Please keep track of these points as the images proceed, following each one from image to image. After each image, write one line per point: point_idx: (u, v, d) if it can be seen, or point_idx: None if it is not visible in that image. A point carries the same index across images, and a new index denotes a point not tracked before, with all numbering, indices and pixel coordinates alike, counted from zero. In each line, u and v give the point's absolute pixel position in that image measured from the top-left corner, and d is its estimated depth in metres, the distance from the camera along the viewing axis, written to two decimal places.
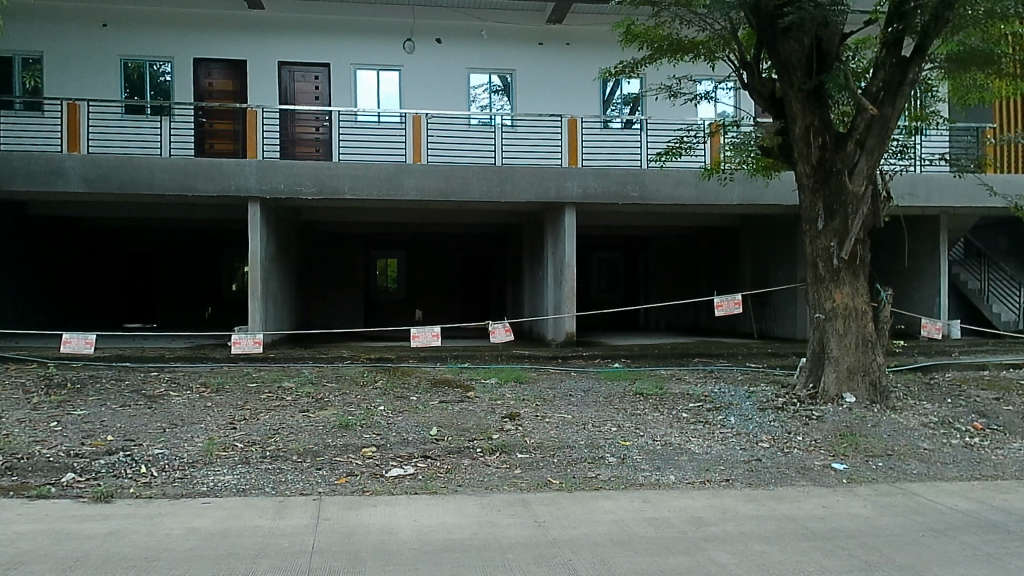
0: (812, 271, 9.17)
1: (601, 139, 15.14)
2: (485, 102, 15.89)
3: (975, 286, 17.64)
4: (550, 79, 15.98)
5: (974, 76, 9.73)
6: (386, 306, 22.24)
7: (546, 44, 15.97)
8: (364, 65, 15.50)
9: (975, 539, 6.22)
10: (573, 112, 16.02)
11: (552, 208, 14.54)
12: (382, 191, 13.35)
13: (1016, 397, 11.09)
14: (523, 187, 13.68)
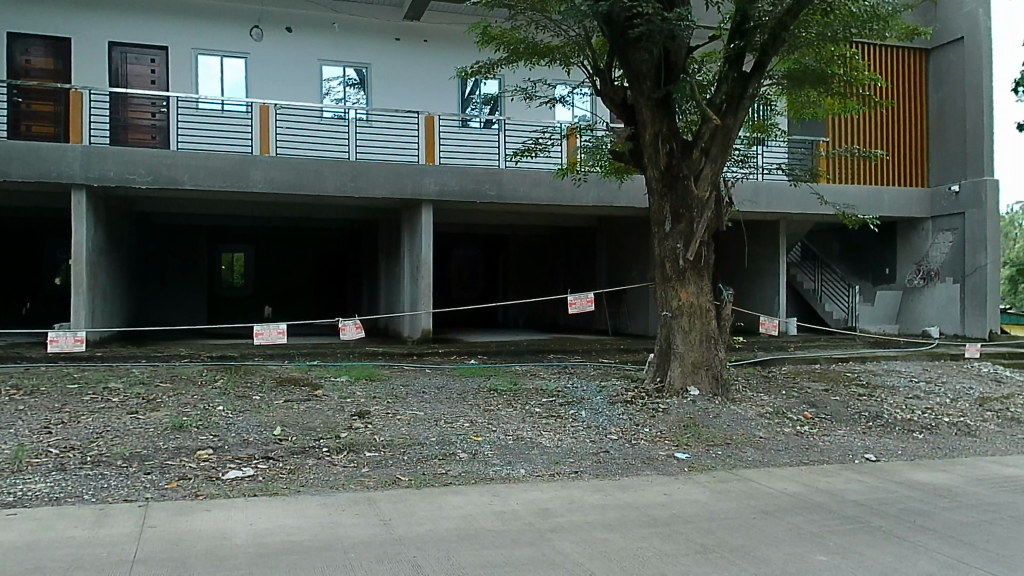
0: (660, 271, 9.62)
1: (461, 137, 15.16)
2: (339, 95, 15.61)
3: (811, 286, 19.02)
4: (406, 76, 15.88)
5: (808, 93, 10.53)
6: (232, 302, 21.27)
7: (402, 40, 15.87)
8: (207, 50, 14.82)
9: (801, 520, 6.79)
10: (429, 110, 16.00)
11: (409, 205, 14.49)
12: (226, 182, 12.84)
13: (843, 389, 12.16)
14: (378, 182, 13.56)
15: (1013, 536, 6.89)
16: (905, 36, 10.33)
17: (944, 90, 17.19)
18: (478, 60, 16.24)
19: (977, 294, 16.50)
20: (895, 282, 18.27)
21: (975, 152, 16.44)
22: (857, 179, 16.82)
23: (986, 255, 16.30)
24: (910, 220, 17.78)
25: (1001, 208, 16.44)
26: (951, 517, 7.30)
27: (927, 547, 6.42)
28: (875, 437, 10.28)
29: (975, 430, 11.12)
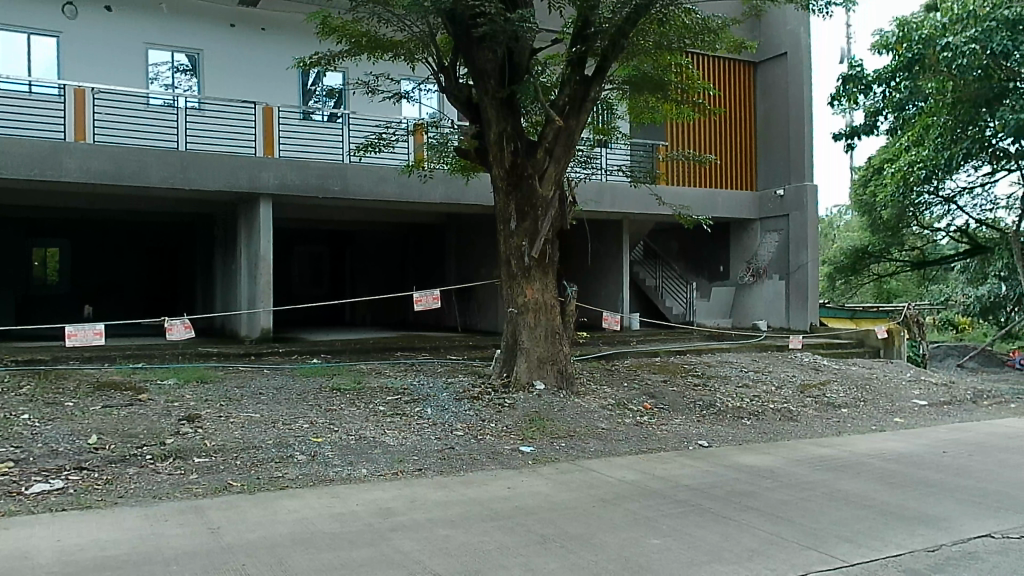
0: (506, 269, 9.77)
1: (304, 130, 14.72)
2: (168, 81, 14.75)
3: (652, 283, 20.06)
4: (242, 64, 15.24)
5: (646, 99, 11.03)
6: (47, 300, 19.69)
7: (238, 27, 15.23)
8: (11, 26, 13.55)
9: (637, 506, 7.14)
10: (267, 101, 15.44)
11: (245, 199, 13.97)
12: (35, 170, 11.87)
13: (679, 380, 12.89)
14: (211, 174, 13.00)
15: (824, 511, 7.57)
16: (733, 49, 11.05)
17: (770, 100, 18.55)
18: (318, 51, 15.88)
19: (799, 290, 17.90)
20: (729, 279, 19.53)
21: (797, 158, 17.83)
22: (694, 182, 17.84)
23: (807, 255, 17.69)
24: (741, 221, 19.07)
25: (820, 211, 17.87)
26: (772, 496, 7.92)
27: (750, 525, 6.93)
28: (708, 424, 10.97)
29: (796, 415, 12.12)
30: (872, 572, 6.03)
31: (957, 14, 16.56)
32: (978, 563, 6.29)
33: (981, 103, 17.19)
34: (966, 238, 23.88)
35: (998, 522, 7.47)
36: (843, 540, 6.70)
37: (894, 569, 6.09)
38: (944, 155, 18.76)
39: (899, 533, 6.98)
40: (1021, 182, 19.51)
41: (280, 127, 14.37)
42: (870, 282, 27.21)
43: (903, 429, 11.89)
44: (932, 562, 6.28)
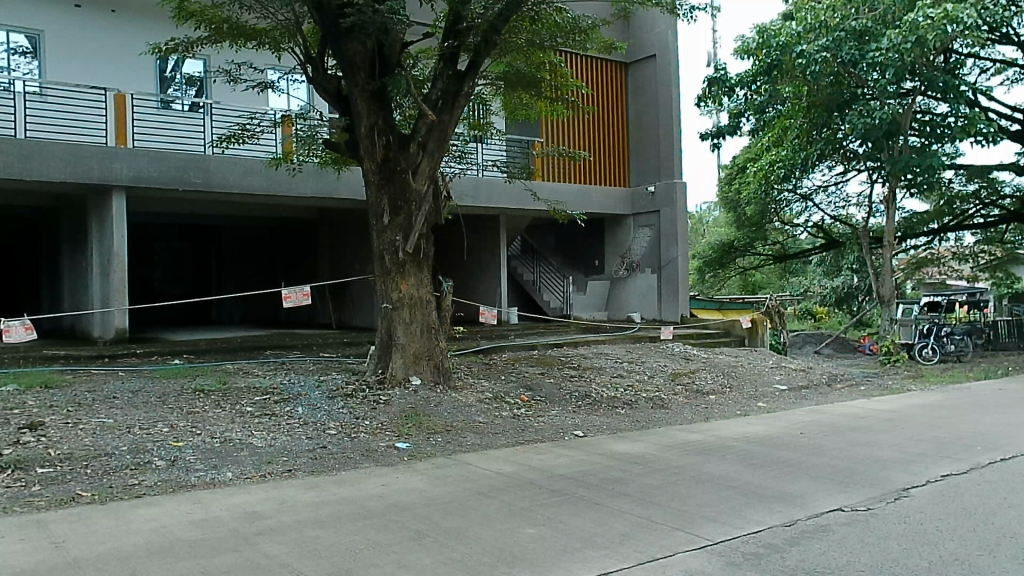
0: (380, 264, 9.68)
1: (163, 119, 14.05)
2: (4, 63, 13.52)
3: (531, 278, 20.48)
4: (90, 47, 14.29)
5: (520, 96, 11.19)
6: None
7: (85, 7, 14.27)
8: None
9: (511, 497, 7.24)
10: (119, 87, 14.52)
11: (96, 192, 13.15)
12: None
13: (556, 372, 13.17)
14: (57, 165, 12.17)
15: (691, 493, 7.93)
16: (604, 50, 11.38)
17: (640, 100, 19.20)
18: (174, 36, 15.15)
19: (671, 283, 18.65)
20: (604, 273, 20.12)
21: (667, 156, 18.56)
22: (569, 178, 18.26)
23: (677, 249, 18.45)
24: (615, 216, 19.67)
25: (689, 207, 18.67)
26: (642, 481, 8.23)
27: (621, 510, 7.17)
28: (583, 414, 11.27)
29: (667, 402, 12.65)
30: (733, 548, 6.37)
31: (810, 23, 17.75)
32: (829, 535, 6.77)
33: (833, 108, 18.47)
34: (822, 234, 25.50)
35: (846, 495, 8.07)
36: (708, 520, 7.06)
37: (754, 545, 6.46)
38: (802, 155, 20.12)
39: (759, 511, 7.41)
40: (868, 181, 21.15)
41: (134, 116, 13.65)
42: (737, 275, 28.68)
43: (765, 412, 12.64)
44: (788, 536, 6.71)
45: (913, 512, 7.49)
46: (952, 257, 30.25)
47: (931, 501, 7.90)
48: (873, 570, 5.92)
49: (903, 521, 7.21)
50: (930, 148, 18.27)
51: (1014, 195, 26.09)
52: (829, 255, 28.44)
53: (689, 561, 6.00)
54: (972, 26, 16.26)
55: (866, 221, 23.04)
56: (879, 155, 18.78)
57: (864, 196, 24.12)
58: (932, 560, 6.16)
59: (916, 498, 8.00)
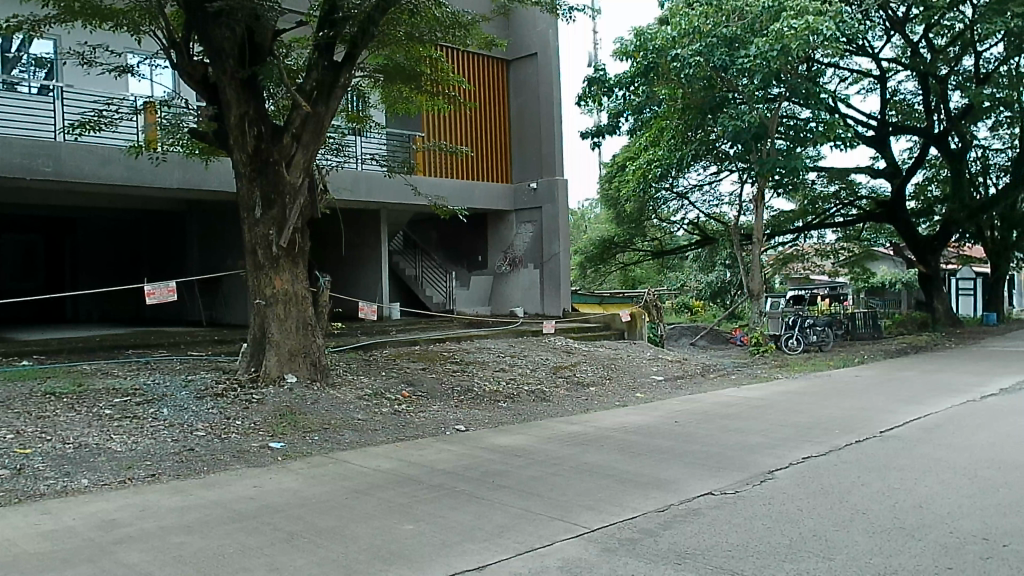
0: (251, 258, 9.39)
1: (9, 102, 13.04)
2: None
3: (412, 273, 20.48)
4: None
5: (400, 89, 11.11)
6: None
7: None
8: None
9: (390, 494, 7.19)
10: None
11: None
12: None
13: (438, 367, 13.18)
14: None
15: (570, 483, 8.12)
16: (483, 46, 11.45)
17: (522, 97, 19.42)
18: (20, 13, 14.07)
19: (553, 278, 19.00)
20: (486, 268, 20.27)
21: (549, 153, 18.88)
22: (452, 173, 18.31)
23: (559, 245, 18.83)
24: (498, 212, 19.85)
25: (570, 204, 19.07)
26: (522, 473, 8.36)
27: (501, 503, 7.26)
28: (465, 409, 11.34)
29: (548, 395, 12.90)
30: (608, 535, 6.57)
31: (684, 29, 18.40)
32: (700, 518, 7.10)
33: (706, 110, 19.36)
34: (697, 231, 26.57)
35: (716, 480, 8.48)
36: (586, 509, 7.25)
37: (629, 530, 6.68)
38: (676, 155, 21.24)
39: (635, 498, 7.68)
40: (739, 180, 22.28)
41: None
42: (617, 270, 29.49)
43: (642, 402, 13.10)
44: (661, 520, 6.99)
45: (776, 494, 7.95)
46: (815, 253, 32.29)
47: (792, 482, 8.42)
48: (739, 549, 6.26)
49: (767, 502, 7.65)
50: (796, 151, 19.39)
51: (869, 196, 28.11)
52: (704, 250, 29.69)
53: (566, 550, 6.14)
54: (830, 37, 17.35)
55: (736, 219, 24.20)
56: (749, 156, 19.78)
57: (735, 195, 25.32)
58: (792, 537, 6.57)
59: (779, 480, 8.51)
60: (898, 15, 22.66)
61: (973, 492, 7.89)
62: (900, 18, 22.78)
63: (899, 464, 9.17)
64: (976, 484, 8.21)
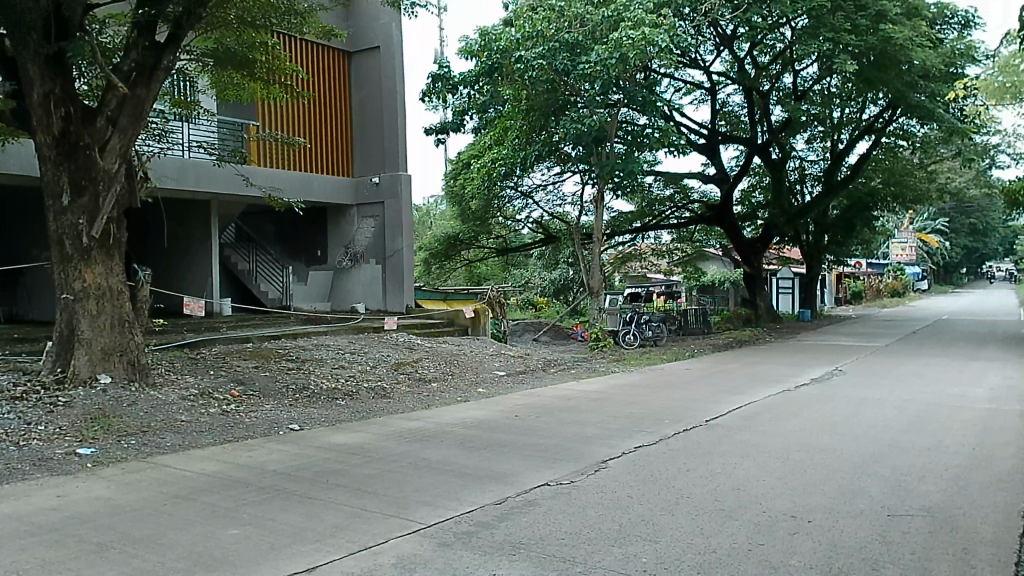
0: (58, 249, 8.78)
1: None
2: None
3: (246, 267, 19.95)
4: None
5: (231, 75, 10.67)
6: None
7: None
8: None
9: (215, 498, 6.89)
10: None
11: None
12: None
13: (271, 365, 12.74)
14: None
15: (408, 480, 8.12)
16: (321, 35, 11.21)
17: (364, 90, 19.15)
18: None
19: (395, 273, 18.88)
20: (326, 263, 19.82)
21: (392, 147, 18.72)
22: (289, 164, 17.78)
23: (402, 240, 18.73)
24: (338, 206, 19.46)
25: (412, 199, 19.01)
26: (359, 471, 8.26)
27: (335, 502, 7.14)
28: (300, 407, 11.05)
29: (389, 392, 12.82)
30: (445, 529, 6.62)
31: (528, 32, 18.94)
32: (535, 508, 7.31)
33: (549, 113, 19.90)
34: (541, 229, 27.30)
35: (552, 471, 8.77)
36: (423, 505, 7.27)
37: (466, 523, 6.78)
38: (520, 155, 21.57)
39: (473, 491, 7.79)
40: (580, 182, 23.10)
41: None
42: (462, 267, 29.73)
43: (484, 397, 13.32)
44: (498, 513, 7.14)
45: (607, 482, 8.33)
46: (651, 253, 34.11)
47: (623, 471, 8.86)
48: (572, 537, 6.51)
49: (599, 490, 8.01)
50: (633, 155, 20.35)
51: (700, 199, 30.10)
52: (548, 249, 30.52)
53: (401, 546, 6.14)
54: (665, 48, 18.33)
55: (578, 219, 25.07)
56: (589, 159, 20.49)
57: (577, 196, 26.24)
58: (622, 522, 6.92)
59: (611, 469, 8.93)
60: (726, 33, 24.35)
61: (781, 473, 8.65)
62: (728, 36, 24.48)
63: (720, 451, 9.87)
64: (785, 467, 8.99)
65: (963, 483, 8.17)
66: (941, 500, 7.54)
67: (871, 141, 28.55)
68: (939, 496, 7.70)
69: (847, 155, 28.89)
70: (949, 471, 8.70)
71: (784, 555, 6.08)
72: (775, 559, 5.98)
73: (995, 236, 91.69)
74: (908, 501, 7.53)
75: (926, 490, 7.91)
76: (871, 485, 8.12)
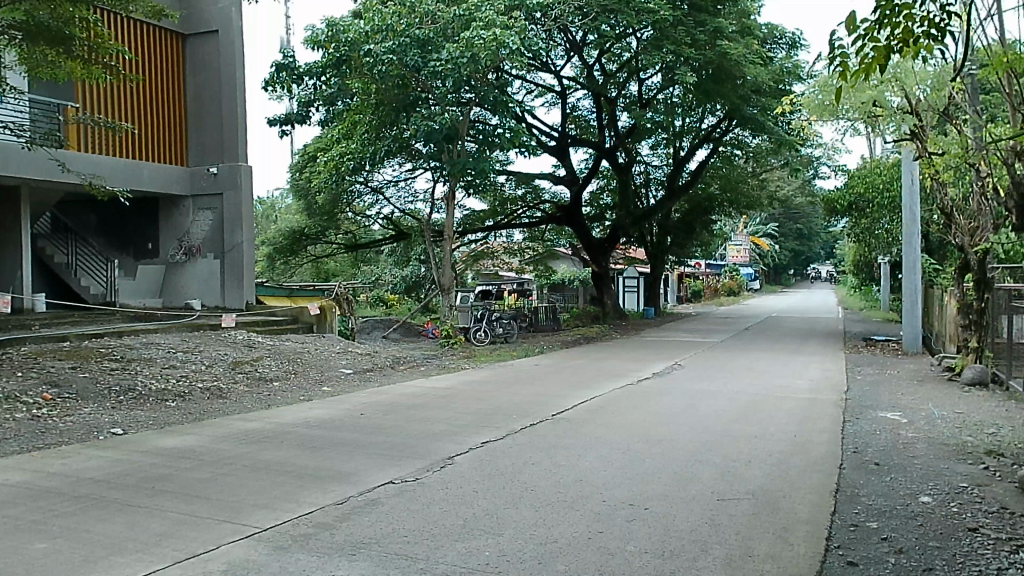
0: None
1: None
2: None
3: (63, 260, 18.30)
4: None
5: (46, 53, 9.79)
6: None
7: None
8: None
9: (20, 510, 6.39)
10: None
11: None
12: None
13: (92, 365, 11.90)
14: None
15: (244, 483, 7.83)
16: (152, 15, 10.53)
17: (201, 77, 18.24)
18: None
19: (235, 269, 18.17)
20: (158, 257, 18.72)
21: (231, 137, 17.99)
22: (114, 151, 16.58)
23: (242, 234, 18.10)
24: (171, 197, 18.44)
25: (253, 191, 18.44)
26: (190, 476, 7.87)
27: (162, 509, 6.78)
28: (124, 410, 10.40)
29: (226, 392, 12.28)
30: (282, 532, 6.44)
31: (377, 25, 18.80)
32: (377, 507, 7.25)
33: (399, 108, 19.71)
34: (392, 226, 27.08)
35: (397, 468, 8.73)
36: (259, 508, 7.04)
37: (304, 526, 6.62)
38: (369, 149, 20.78)
39: (314, 493, 7.63)
40: (432, 178, 23.09)
41: None
42: (308, 262, 28.96)
43: (328, 396, 13.03)
44: (339, 513, 7.02)
45: (452, 478, 8.40)
46: (503, 251, 34.42)
47: (468, 466, 8.96)
48: (414, 534, 6.52)
49: (444, 486, 8.06)
50: (484, 153, 20.49)
51: (551, 200, 30.81)
52: (399, 246, 30.23)
53: (233, 552, 5.92)
54: (517, 51, 18.60)
55: (429, 217, 25.07)
56: (441, 156, 20.47)
57: (429, 193, 26.25)
58: (466, 517, 7.01)
59: (457, 465, 9.00)
60: (576, 39, 25.23)
61: (619, 464, 9.06)
62: (578, 43, 25.40)
63: (563, 444, 10.20)
64: (623, 458, 9.43)
65: (782, 468, 8.90)
66: (763, 484, 8.18)
67: (708, 149, 30.35)
68: (761, 480, 8.35)
69: (687, 162, 30.62)
70: (771, 457, 9.44)
71: (621, 542, 6.39)
72: (613, 546, 6.28)
73: (817, 239, 100.19)
74: (734, 485, 8.12)
75: (750, 475, 8.55)
76: (702, 472, 8.69)
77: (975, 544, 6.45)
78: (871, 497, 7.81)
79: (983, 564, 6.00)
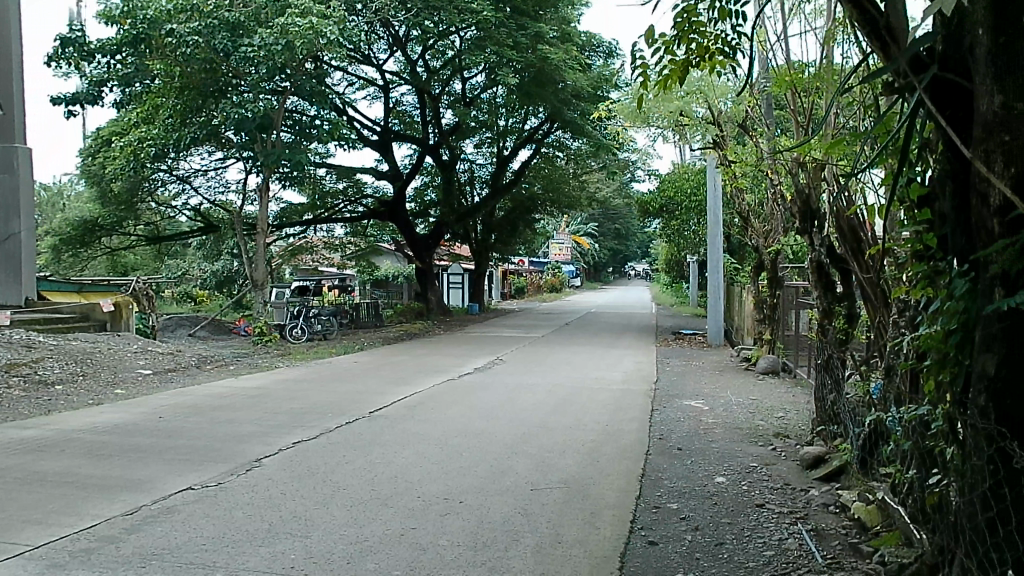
0: None
1: None
2: None
3: None
4: None
5: None
6: None
7: None
8: None
9: None
10: None
11: None
12: None
13: None
14: None
15: (14, 497, 7.11)
16: None
17: None
18: None
19: (10, 260, 16.41)
20: None
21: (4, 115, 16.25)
22: None
23: (18, 222, 16.38)
24: None
25: (32, 175, 16.75)
26: None
27: None
28: None
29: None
30: (57, 549, 5.93)
31: (182, 5, 17.74)
32: (173, 515, 6.85)
33: (205, 93, 18.58)
34: (200, 218, 25.54)
35: (197, 474, 8.30)
36: (30, 524, 6.42)
37: (86, 540, 6.14)
38: (173, 136, 19.19)
39: (99, 503, 7.08)
40: (246, 169, 21.98)
41: None
42: (104, 254, 26.67)
43: (121, 400, 12.08)
44: (128, 524, 6.57)
45: (259, 481, 8.11)
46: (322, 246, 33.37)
47: (277, 468, 8.69)
48: (213, 542, 6.24)
49: (250, 490, 7.77)
50: (301, 145, 19.71)
51: (374, 195, 30.29)
52: (210, 237, 28.59)
53: None
54: (335, 42, 18.20)
55: (241, 209, 23.85)
56: (254, 147, 19.49)
57: (242, 184, 24.98)
58: (273, 521, 6.80)
59: (264, 467, 8.69)
60: (399, 34, 25.11)
61: (433, 459, 9.16)
62: (401, 38, 25.26)
63: (380, 441, 10.15)
64: (438, 453, 9.54)
65: (593, 456, 9.38)
66: (574, 472, 8.59)
67: (531, 151, 31.42)
68: (573, 468, 8.76)
69: (511, 161, 31.42)
70: (582, 446, 9.93)
71: (433, 536, 6.48)
72: (425, 541, 6.35)
73: (632, 240, 106.02)
74: (547, 475, 8.47)
75: (563, 464, 8.94)
76: (517, 463, 8.98)
77: (762, 518, 7.09)
78: (672, 479, 8.43)
79: (767, 535, 6.62)
